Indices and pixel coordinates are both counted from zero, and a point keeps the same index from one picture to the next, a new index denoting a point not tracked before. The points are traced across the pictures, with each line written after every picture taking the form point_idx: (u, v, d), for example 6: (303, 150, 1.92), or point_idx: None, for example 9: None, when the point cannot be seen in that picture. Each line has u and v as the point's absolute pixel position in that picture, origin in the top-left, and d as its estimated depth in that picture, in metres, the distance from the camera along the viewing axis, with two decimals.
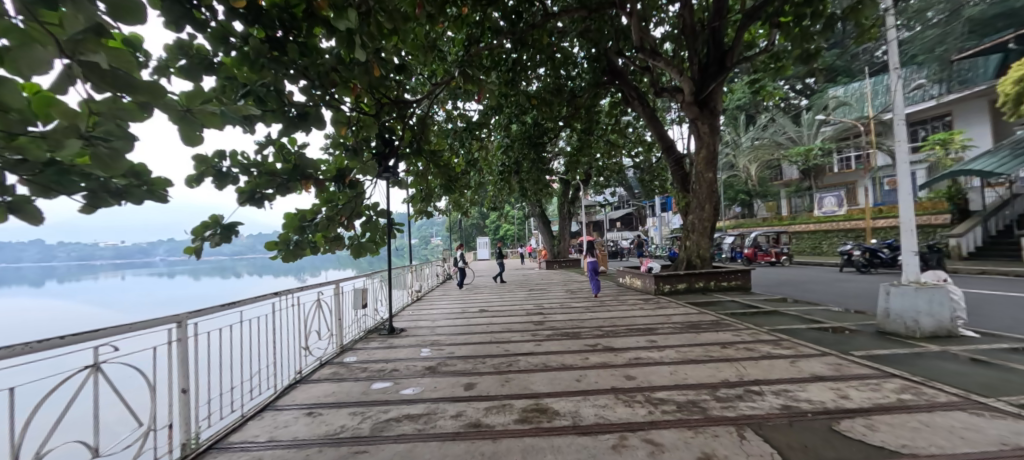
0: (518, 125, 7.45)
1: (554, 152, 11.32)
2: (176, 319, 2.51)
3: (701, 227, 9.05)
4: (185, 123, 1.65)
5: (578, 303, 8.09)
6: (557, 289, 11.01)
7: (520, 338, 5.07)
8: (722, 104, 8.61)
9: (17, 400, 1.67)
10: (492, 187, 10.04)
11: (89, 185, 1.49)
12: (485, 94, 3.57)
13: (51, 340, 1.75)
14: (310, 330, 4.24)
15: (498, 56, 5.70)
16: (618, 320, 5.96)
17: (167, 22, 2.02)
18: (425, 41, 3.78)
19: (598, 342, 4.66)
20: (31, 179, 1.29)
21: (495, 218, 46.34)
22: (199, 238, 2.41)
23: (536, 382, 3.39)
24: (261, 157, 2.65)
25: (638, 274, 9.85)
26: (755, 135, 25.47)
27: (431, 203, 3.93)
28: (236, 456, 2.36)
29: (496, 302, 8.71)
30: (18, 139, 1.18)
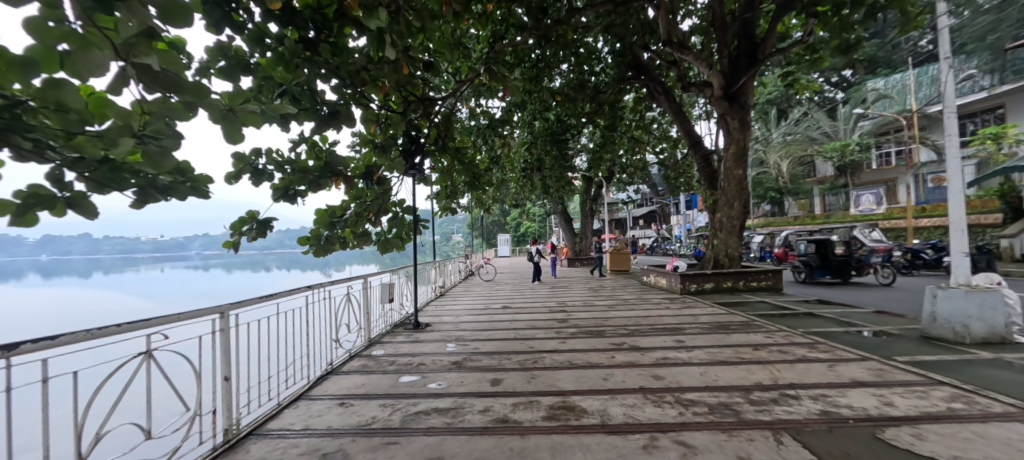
0: (542, 121, 7.35)
1: (577, 149, 11.18)
2: (219, 309, 2.61)
3: (729, 225, 8.79)
4: (227, 121, 1.76)
5: (601, 301, 8.01)
6: (579, 287, 10.90)
7: (544, 335, 5.06)
8: (754, 99, 8.33)
9: (80, 384, 1.77)
10: (513, 185, 9.99)
11: (138, 181, 1.64)
12: (511, 90, 3.46)
13: (109, 328, 1.85)
14: (341, 323, 4.36)
15: (521, 52, 5.63)
16: (643, 320, 5.87)
17: (208, 25, 2.14)
18: (451, 39, 3.72)
19: (624, 341, 4.60)
20: (87, 176, 1.45)
21: (516, 216, 46.27)
22: (237, 232, 2.49)
23: (560, 380, 3.38)
24: (295, 155, 2.71)
25: (663, 272, 9.67)
26: (787, 130, 24.50)
27: (456, 200, 3.88)
28: (274, 443, 2.45)
29: (518, 299, 8.72)
30: (76, 139, 1.27)
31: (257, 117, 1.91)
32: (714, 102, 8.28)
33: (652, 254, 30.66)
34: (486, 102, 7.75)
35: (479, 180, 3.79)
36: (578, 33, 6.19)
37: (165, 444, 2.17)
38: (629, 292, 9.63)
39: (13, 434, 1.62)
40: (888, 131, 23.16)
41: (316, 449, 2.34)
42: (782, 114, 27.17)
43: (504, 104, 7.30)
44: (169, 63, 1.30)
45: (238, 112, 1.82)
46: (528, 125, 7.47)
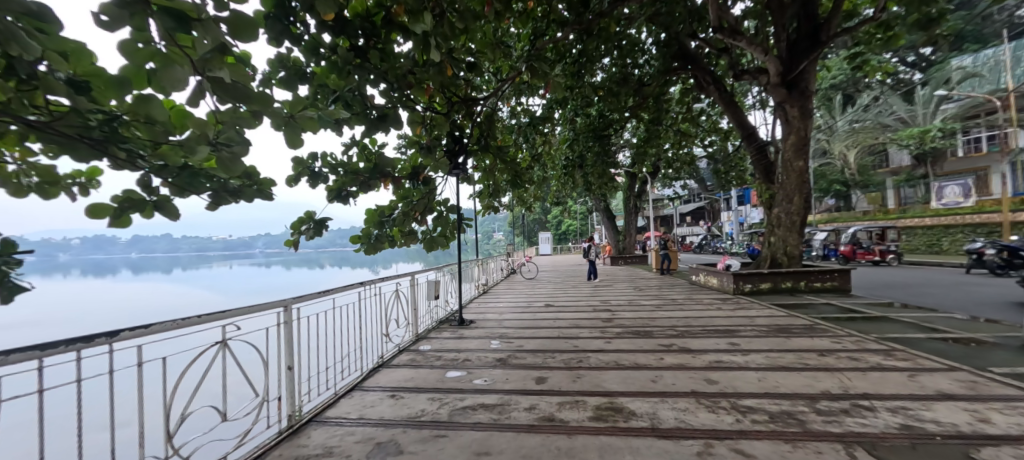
0: (584, 118, 7.22)
1: (620, 145, 10.90)
2: (283, 303, 2.80)
3: (788, 221, 8.21)
4: (289, 128, 1.91)
5: (646, 301, 7.76)
6: (623, 286, 10.64)
7: (588, 334, 4.99)
8: (816, 84, 7.73)
9: (168, 368, 1.99)
10: (555, 183, 9.93)
11: (213, 185, 1.88)
12: (553, 87, 3.39)
13: (191, 319, 2.06)
14: (390, 318, 4.54)
15: (562, 48, 5.56)
16: (693, 321, 5.61)
17: (270, 38, 2.30)
18: (493, 38, 3.70)
19: (673, 343, 4.43)
20: (171, 181, 1.73)
21: (557, 214, 46.08)
22: (296, 232, 2.67)
23: (607, 380, 3.31)
24: (347, 157, 2.85)
25: (714, 272, 9.22)
26: (852, 118, 22.49)
27: (498, 199, 3.88)
28: (333, 430, 2.61)
29: (560, 298, 8.65)
30: (163, 147, 1.58)
31: (315, 122, 2.04)
32: (770, 90, 7.74)
33: (699, 253, 29.28)
34: (528, 101, 7.72)
35: (521, 178, 3.75)
36: (622, 25, 6.01)
37: (239, 426, 2.37)
38: (677, 291, 9.27)
39: (115, 410, 1.85)
40: (976, 113, 20.47)
41: (371, 438, 2.46)
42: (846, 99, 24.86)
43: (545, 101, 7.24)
44: (240, 76, 1.49)
45: (299, 119, 1.95)
46: (570, 121, 7.37)
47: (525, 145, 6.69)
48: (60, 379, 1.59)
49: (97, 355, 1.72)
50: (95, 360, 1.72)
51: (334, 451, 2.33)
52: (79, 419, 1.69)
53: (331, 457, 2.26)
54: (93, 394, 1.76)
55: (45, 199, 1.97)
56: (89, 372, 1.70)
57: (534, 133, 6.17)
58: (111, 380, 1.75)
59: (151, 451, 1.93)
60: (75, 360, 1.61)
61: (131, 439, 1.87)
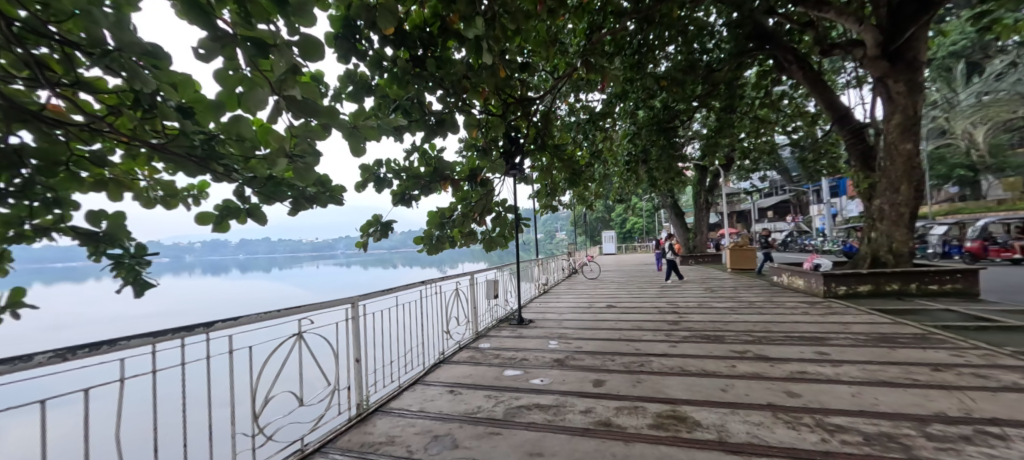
0: (646, 111, 6.69)
1: (687, 137, 10.22)
2: (350, 300, 2.99)
3: (893, 214, 7.16)
4: (352, 137, 2.08)
5: (718, 303, 7.20)
6: (694, 287, 9.98)
7: (652, 337, 4.74)
8: (926, 53, 6.65)
9: (254, 356, 2.24)
10: (616, 179, 9.55)
11: (293, 193, 2.36)
12: (612, 81, 3.25)
13: (272, 313, 2.30)
14: (451, 316, 4.68)
15: (622, 39, 5.28)
16: (772, 326, 5.09)
17: (340, 57, 2.50)
18: (548, 36, 3.63)
19: (747, 350, 4.06)
20: (259, 191, 2.25)
21: (622, 212, 44.67)
22: (365, 234, 2.85)
23: (670, 386, 3.12)
24: (409, 163, 2.98)
25: (799, 272, 8.32)
26: (980, 89, 18.93)
27: (557, 198, 3.77)
28: (395, 420, 2.75)
29: (624, 299, 8.34)
30: (251, 162, 2.13)
31: (375, 131, 2.16)
32: (868, 64, 6.83)
33: (783, 251, 26.51)
34: (590, 97, 7.53)
35: (580, 175, 3.62)
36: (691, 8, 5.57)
37: (314, 410, 2.57)
38: (754, 293, 8.48)
39: (214, 390, 2.13)
40: None
41: (429, 430, 2.55)
42: (970, 68, 20.72)
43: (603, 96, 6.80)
44: (308, 93, 1.79)
45: (361, 129, 2.10)
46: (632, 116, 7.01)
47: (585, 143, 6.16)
48: (168, 362, 1.88)
49: (197, 343, 1.99)
50: (196, 347, 2.01)
51: (395, 440, 2.45)
52: (186, 396, 1.98)
53: (392, 446, 2.38)
54: (196, 376, 2.05)
55: (168, 210, 2.41)
56: (192, 357, 1.97)
57: (595, 129, 5.91)
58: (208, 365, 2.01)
59: (241, 428, 2.19)
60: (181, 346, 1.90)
61: (226, 417, 2.15)
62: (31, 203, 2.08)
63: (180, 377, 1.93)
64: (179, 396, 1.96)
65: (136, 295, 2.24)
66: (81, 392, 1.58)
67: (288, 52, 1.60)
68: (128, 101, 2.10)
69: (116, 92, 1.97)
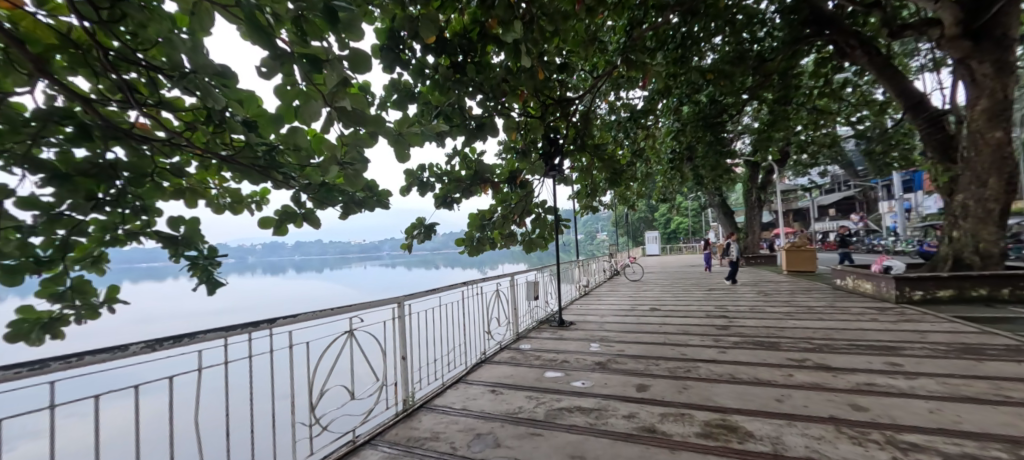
0: (690, 103, 5.34)
1: (737, 132, 9.66)
2: (396, 299, 3.09)
3: (980, 211, 6.42)
4: (399, 144, 2.14)
5: (772, 308, 6.76)
6: (746, 290, 9.43)
7: (699, 342, 4.55)
8: (1018, 27, 5.88)
9: (310, 351, 2.38)
10: (660, 178, 9.20)
11: (343, 199, 2.48)
12: (655, 77, 3.15)
13: (327, 310, 2.43)
14: (492, 317, 4.72)
15: (665, 32, 4.63)
16: (836, 334, 4.70)
17: (385, 67, 2.58)
18: (589, 34, 3.53)
19: (806, 358, 3.79)
20: (315, 196, 2.40)
21: (666, 211, 42.92)
22: (410, 236, 2.95)
23: (719, 394, 2.98)
24: (451, 167, 3.04)
25: (866, 275, 7.65)
26: None
27: (597, 198, 3.72)
28: (439, 417, 2.83)
29: (668, 302, 8.04)
30: (307, 170, 2.29)
31: (419, 136, 2.21)
32: (947, 45, 6.16)
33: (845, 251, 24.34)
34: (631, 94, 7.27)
35: (622, 175, 3.51)
36: None
37: (364, 405, 2.68)
38: (813, 297, 7.87)
39: (276, 382, 2.29)
40: None
41: (472, 428, 2.60)
42: None
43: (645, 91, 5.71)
44: (358, 103, 1.88)
45: (406, 135, 2.16)
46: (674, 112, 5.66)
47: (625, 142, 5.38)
48: (237, 355, 2.03)
49: (262, 337, 2.15)
50: (261, 341, 2.17)
51: (439, 436, 2.52)
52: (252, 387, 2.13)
53: (437, 442, 2.45)
54: (261, 368, 2.21)
55: (234, 215, 2.61)
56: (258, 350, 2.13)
57: (635, 126, 5.18)
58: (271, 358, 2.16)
59: (300, 418, 2.32)
60: (249, 340, 2.06)
61: (287, 408, 2.29)
62: (123, 211, 2.32)
63: (248, 368, 2.09)
64: (246, 386, 2.12)
65: (207, 292, 2.46)
66: (167, 380, 1.76)
67: (338, 66, 1.70)
68: (202, 117, 2.30)
69: (191, 109, 2.18)
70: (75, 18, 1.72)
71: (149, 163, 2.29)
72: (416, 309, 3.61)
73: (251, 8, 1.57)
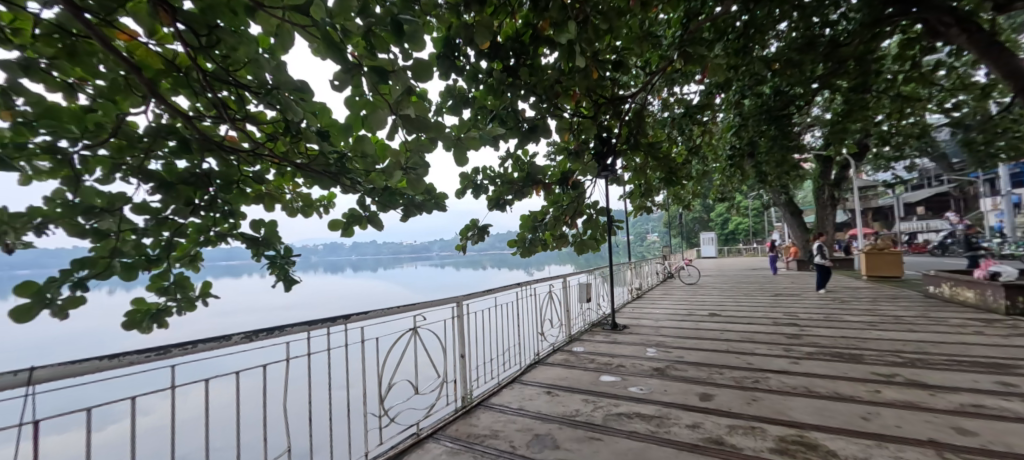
0: (752, 97, 4.87)
1: (804, 125, 8.91)
2: (456, 299, 3.17)
3: None
4: (458, 148, 2.21)
5: (850, 317, 6.19)
6: (818, 297, 8.66)
7: (767, 352, 4.27)
8: None
9: (380, 346, 2.52)
10: (718, 177, 8.70)
11: (404, 202, 2.60)
12: (715, 69, 2.98)
13: (395, 308, 2.57)
14: (545, 319, 4.73)
15: (724, 22, 4.18)
16: (933, 348, 4.19)
17: (441, 74, 2.67)
18: (645, 28, 3.39)
19: (896, 374, 3.43)
20: (379, 200, 2.53)
21: (720, 211, 40.45)
22: (464, 237, 3.04)
23: (794, 408, 2.78)
24: (504, 169, 3.08)
25: (969, 282, 6.77)
26: None
27: (652, 198, 3.61)
28: (497, 415, 2.88)
29: (728, 307, 7.61)
30: (373, 175, 2.45)
31: (477, 140, 2.27)
32: None
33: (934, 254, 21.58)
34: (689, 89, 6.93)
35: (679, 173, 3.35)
36: None
37: (427, 399, 2.79)
38: (900, 306, 7.06)
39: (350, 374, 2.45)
40: None
41: (530, 428, 2.63)
42: None
43: (703, 85, 5.28)
44: (421, 110, 1.95)
45: (465, 140, 2.23)
46: (736, 105, 5.25)
47: (681, 140, 5.18)
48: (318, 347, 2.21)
49: (339, 332, 2.32)
50: (337, 335, 2.33)
51: (498, 434, 2.57)
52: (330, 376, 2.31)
53: (496, 440, 2.50)
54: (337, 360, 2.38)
55: (306, 218, 2.83)
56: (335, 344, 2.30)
57: (692, 123, 4.98)
58: (345, 351, 2.32)
59: (371, 408, 2.47)
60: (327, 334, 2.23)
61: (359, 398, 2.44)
62: (215, 215, 2.59)
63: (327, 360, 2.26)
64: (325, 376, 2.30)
65: (285, 289, 2.68)
66: (261, 367, 1.96)
67: (403, 74, 1.75)
68: (282, 129, 2.52)
69: (272, 122, 2.40)
70: (180, 46, 1.92)
71: (236, 172, 2.55)
72: (473, 309, 3.71)
73: (326, 26, 1.69)
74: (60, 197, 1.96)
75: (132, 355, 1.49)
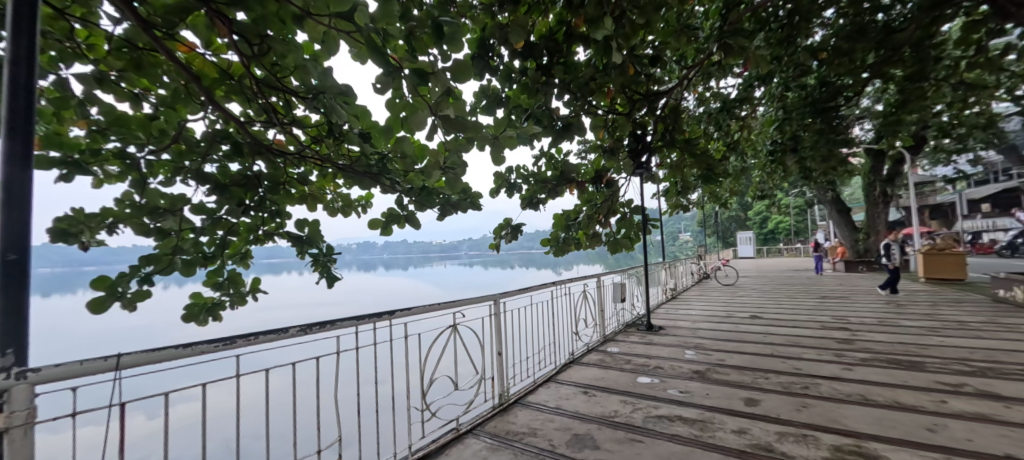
0: (797, 89, 4.65)
1: (852, 117, 8.41)
2: (493, 297, 3.20)
3: None
4: (495, 147, 2.25)
5: (908, 321, 5.80)
6: (871, 301, 8.14)
7: (815, 357, 4.08)
8: None
9: (422, 342, 2.59)
10: (759, 173, 8.36)
11: (440, 201, 2.66)
12: (758, 60, 2.88)
13: (436, 305, 2.63)
14: (580, 318, 4.70)
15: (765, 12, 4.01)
16: (1007, 357, 3.87)
17: (476, 75, 2.70)
18: (683, 18, 3.29)
19: (964, 384, 3.20)
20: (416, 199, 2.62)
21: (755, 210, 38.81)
22: (497, 236, 3.07)
23: (849, 417, 2.64)
24: (538, 168, 3.09)
25: None
26: None
27: (687, 196, 3.55)
28: (535, 414, 2.90)
29: (769, 309, 7.30)
30: (411, 175, 2.54)
31: (514, 139, 2.31)
32: None
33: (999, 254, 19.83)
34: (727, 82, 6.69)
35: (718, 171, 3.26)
36: None
37: (466, 395, 2.85)
38: (964, 311, 6.54)
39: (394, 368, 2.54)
40: None
41: (570, 428, 2.63)
42: None
43: (742, 78, 5.09)
44: (459, 111, 2.00)
45: (502, 139, 2.26)
46: (778, 98, 5.03)
47: (719, 135, 5.02)
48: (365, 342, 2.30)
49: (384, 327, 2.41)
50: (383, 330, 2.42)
51: (538, 432, 2.59)
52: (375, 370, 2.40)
53: (536, 438, 2.51)
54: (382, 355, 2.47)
55: (345, 217, 2.94)
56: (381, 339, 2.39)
57: (731, 118, 4.81)
58: (390, 346, 2.41)
59: (414, 403, 2.55)
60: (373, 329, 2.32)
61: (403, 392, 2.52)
62: (263, 214, 2.73)
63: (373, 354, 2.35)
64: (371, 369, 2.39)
65: (327, 286, 2.79)
66: (314, 359, 2.07)
67: (443, 76, 1.81)
68: (325, 131, 2.63)
69: (316, 125, 2.51)
70: (235, 54, 2.02)
71: (283, 174, 2.68)
72: (509, 307, 3.74)
73: (370, 31, 1.73)
74: (129, 198, 2.11)
75: (204, 344, 1.61)
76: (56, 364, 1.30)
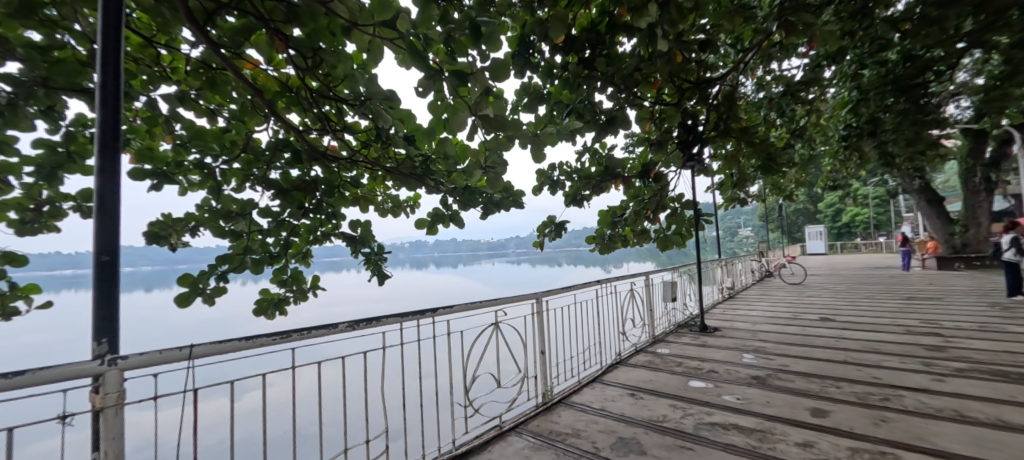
0: (874, 66, 4.15)
1: (945, 94, 7.35)
2: (535, 295, 3.19)
3: None
4: (535, 144, 2.23)
5: (1019, 327, 5.00)
6: (972, 302, 7.10)
7: (898, 365, 3.65)
8: None
9: (464, 339, 2.63)
10: (829, 161, 7.59)
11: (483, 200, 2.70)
12: (828, 37, 2.59)
13: (477, 303, 2.65)
14: (626, 318, 4.56)
15: None
16: None
17: (516, 72, 2.70)
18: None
19: None
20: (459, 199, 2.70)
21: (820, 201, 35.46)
22: (541, 234, 3.05)
23: (940, 435, 2.34)
24: (582, 164, 3.03)
25: None
26: None
27: (746, 188, 3.31)
28: (579, 415, 2.86)
29: (842, 311, 6.64)
30: (454, 175, 2.60)
31: (554, 136, 2.28)
32: None
33: None
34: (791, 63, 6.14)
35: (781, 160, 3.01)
36: None
37: (508, 393, 2.87)
38: None
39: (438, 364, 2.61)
40: None
41: (615, 430, 2.57)
42: None
43: (809, 59, 4.65)
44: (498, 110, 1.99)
45: (543, 136, 2.23)
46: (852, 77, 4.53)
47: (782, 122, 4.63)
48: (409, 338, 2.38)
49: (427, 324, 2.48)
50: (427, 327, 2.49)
51: (581, 434, 2.55)
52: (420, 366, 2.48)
53: (579, 439, 2.48)
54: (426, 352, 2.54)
55: (394, 218, 3.05)
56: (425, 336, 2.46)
57: (796, 103, 4.42)
58: (433, 343, 2.47)
59: (457, 398, 2.61)
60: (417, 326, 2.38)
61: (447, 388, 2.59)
62: (321, 216, 2.91)
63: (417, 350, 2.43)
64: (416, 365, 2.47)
65: (378, 284, 2.92)
66: (362, 354, 2.17)
67: (481, 74, 1.80)
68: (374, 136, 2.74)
69: (364, 130, 2.62)
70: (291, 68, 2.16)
71: (338, 178, 2.85)
72: (552, 305, 3.71)
73: (410, 36, 1.78)
74: (206, 204, 2.34)
75: (262, 337, 1.74)
76: (140, 352, 1.43)
